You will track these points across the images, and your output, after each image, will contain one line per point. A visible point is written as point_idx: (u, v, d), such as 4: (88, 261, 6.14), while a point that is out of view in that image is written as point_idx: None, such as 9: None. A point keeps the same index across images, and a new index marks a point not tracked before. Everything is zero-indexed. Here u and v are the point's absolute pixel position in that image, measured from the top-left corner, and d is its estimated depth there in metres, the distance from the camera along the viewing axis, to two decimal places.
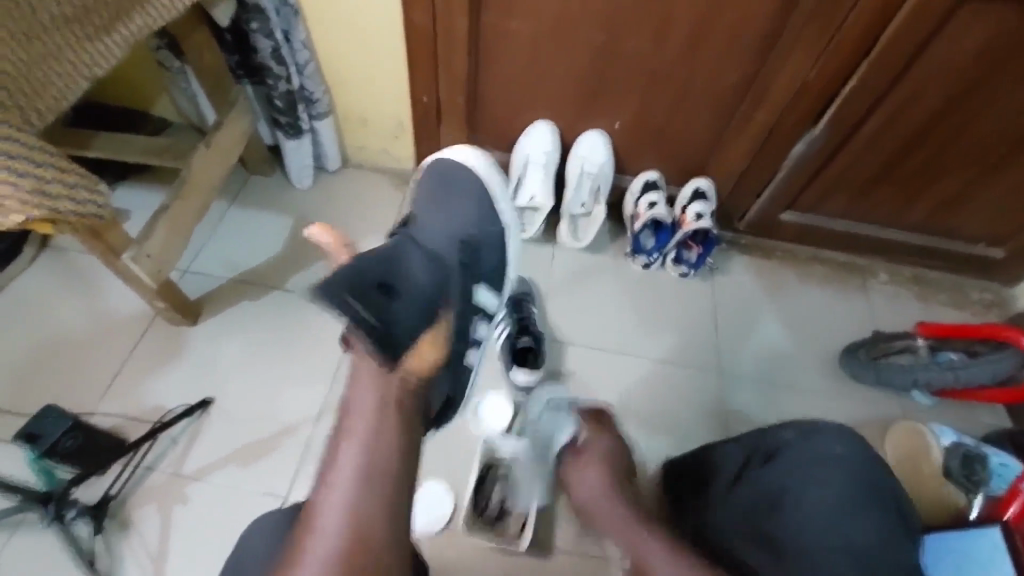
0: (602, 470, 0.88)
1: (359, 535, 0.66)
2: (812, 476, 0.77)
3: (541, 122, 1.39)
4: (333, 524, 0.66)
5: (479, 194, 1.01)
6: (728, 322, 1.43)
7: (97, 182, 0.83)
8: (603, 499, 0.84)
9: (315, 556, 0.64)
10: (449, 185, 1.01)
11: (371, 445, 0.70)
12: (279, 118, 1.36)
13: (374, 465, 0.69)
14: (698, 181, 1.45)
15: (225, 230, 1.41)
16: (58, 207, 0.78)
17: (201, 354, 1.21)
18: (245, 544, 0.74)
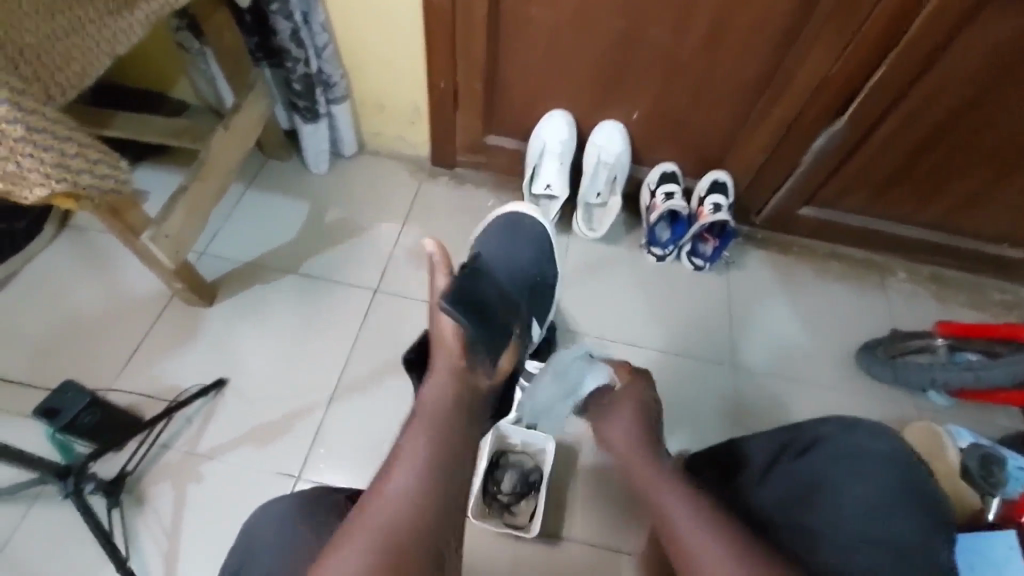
0: (633, 421, 0.83)
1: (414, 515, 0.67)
2: (851, 470, 0.73)
3: (559, 110, 1.37)
4: (394, 499, 0.68)
5: (537, 240, 1.17)
6: (743, 316, 1.41)
7: (118, 159, 0.83)
8: (634, 451, 0.78)
9: (371, 524, 0.66)
10: (514, 229, 1.16)
11: (436, 434, 0.74)
12: (296, 102, 1.35)
13: (434, 452, 0.72)
14: (717, 173, 1.43)
15: (242, 213, 1.42)
16: (78, 182, 0.78)
17: (216, 334, 1.22)
18: (256, 537, 0.76)
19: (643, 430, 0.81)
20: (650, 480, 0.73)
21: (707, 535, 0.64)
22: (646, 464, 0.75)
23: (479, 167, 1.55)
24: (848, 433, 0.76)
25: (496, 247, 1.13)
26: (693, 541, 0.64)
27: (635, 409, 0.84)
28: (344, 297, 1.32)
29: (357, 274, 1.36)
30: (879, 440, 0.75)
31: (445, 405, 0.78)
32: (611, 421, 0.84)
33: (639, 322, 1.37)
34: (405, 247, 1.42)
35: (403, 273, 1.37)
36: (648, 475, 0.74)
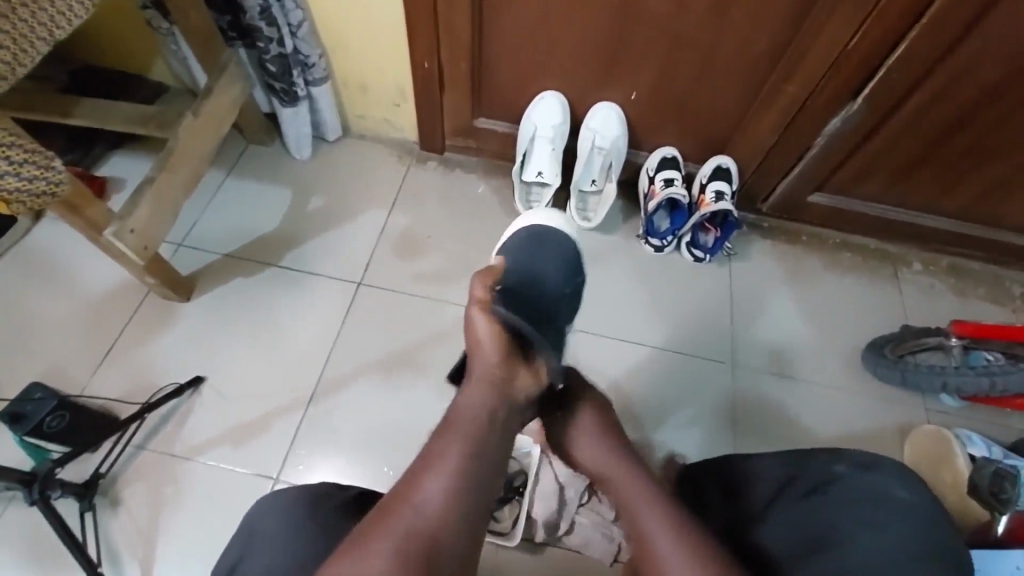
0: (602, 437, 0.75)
1: (441, 522, 0.60)
2: (868, 517, 0.66)
3: (551, 92, 1.29)
4: (425, 504, 0.60)
5: (569, 251, 1.05)
6: (744, 311, 1.34)
7: (50, 157, 0.79)
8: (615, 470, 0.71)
9: (399, 525, 0.58)
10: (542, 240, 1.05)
11: (473, 438, 0.66)
12: (274, 84, 1.28)
13: (469, 459, 0.64)
14: (720, 158, 1.34)
15: (221, 202, 1.37)
16: (2, 185, 0.75)
17: (194, 330, 1.19)
18: (258, 529, 0.68)
19: (611, 449, 0.74)
20: (632, 502, 0.67)
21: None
22: (634, 488, 0.68)
23: (469, 152, 1.48)
24: (864, 473, 0.70)
25: (527, 259, 1.00)
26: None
27: (601, 421, 0.77)
28: (326, 291, 1.27)
29: (340, 267, 1.30)
30: (884, 470, 0.69)
31: (479, 411, 0.69)
32: (578, 436, 0.76)
33: (634, 317, 1.31)
34: (390, 238, 1.36)
35: (388, 265, 1.32)
36: (636, 495, 0.68)
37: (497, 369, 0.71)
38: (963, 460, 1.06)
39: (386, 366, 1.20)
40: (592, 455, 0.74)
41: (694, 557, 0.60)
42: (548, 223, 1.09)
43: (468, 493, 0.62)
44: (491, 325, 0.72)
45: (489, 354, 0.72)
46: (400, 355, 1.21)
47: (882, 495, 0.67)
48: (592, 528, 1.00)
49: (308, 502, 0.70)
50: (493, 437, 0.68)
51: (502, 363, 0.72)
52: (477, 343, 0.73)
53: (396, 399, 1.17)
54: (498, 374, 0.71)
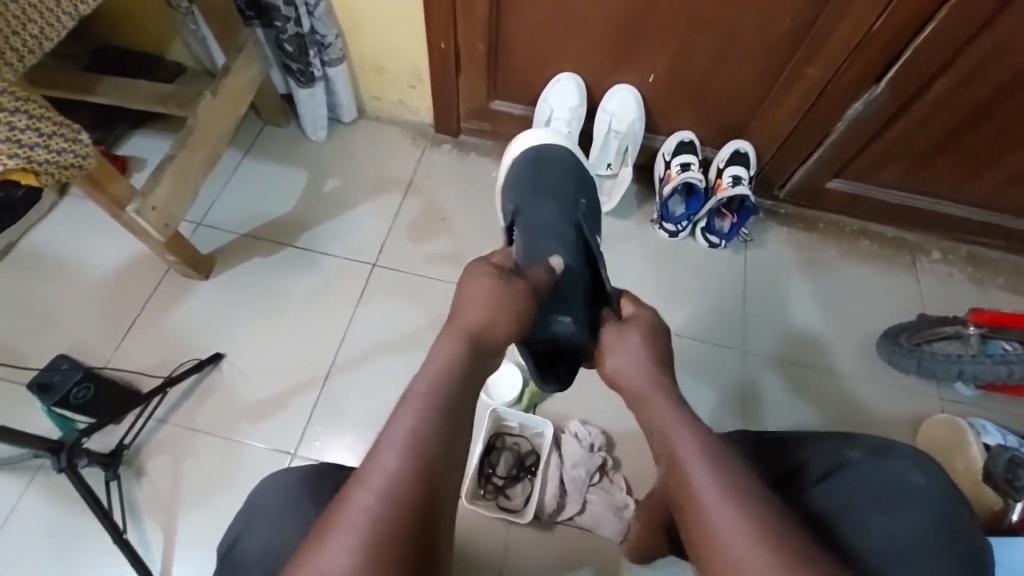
0: (647, 349, 0.77)
1: (401, 502, 0.56)
2: (882, 501, 0.67)
3: (567, 74, 1.28)
4: (388, 486, 0.56)
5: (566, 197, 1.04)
6: (758, 298, 1.34)
7: (77, 130, 0.80)
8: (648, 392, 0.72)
9: (362, 511, 0.55)
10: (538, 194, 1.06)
11: (428, 409, 0.62)
12: (290, 65, 1.29)
13: (427, 431, 0.60)
14: (738, 142, 1.32)
15: (239, 182, 1.38)
16: (32, 157, 0.76)
17: (213, 308, 1.21)
18: (257, 501, 0.70)
19: (654, 364, 0.75)
20: (667, 424, 0.67)
21: (728, 502, 0.57)
22: (664, 414, 0.68)
23: (483, 135, 1.48)
24: (877, 460, 0.70)
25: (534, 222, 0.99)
26: (712, 508, 0.57)
27: (644, 338, 0.78)
28: (341, 273, 1.28)
29: (356, 248, 1.32)
30: (903, 460, 0.70)
31: (437, 373, 0.66)
32: (615, 347, 0.78)
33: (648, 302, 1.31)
34: (405, 220, 1.37)
35: (403, 248, 1.33)
36: (666, 418, 0.68)
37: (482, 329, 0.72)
38: (977, 449, 1.06)
39: (400, 346, 1.21)
40: (633, 369, 0.75)
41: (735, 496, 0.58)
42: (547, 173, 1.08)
43: (428, 465, 0.59)
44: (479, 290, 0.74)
45: (478, 312, 0.72)
46: (415, 336, 1.23)
47: (897, 481, 0.68)
48: (603, 507, 1.01)
49: (325, 472, 0.71)
50: (452, 403, 0.64)
51: (499, 314, 0.73)
52: (470, 297, 0.74)
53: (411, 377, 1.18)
54: (499, 320, 0.73)
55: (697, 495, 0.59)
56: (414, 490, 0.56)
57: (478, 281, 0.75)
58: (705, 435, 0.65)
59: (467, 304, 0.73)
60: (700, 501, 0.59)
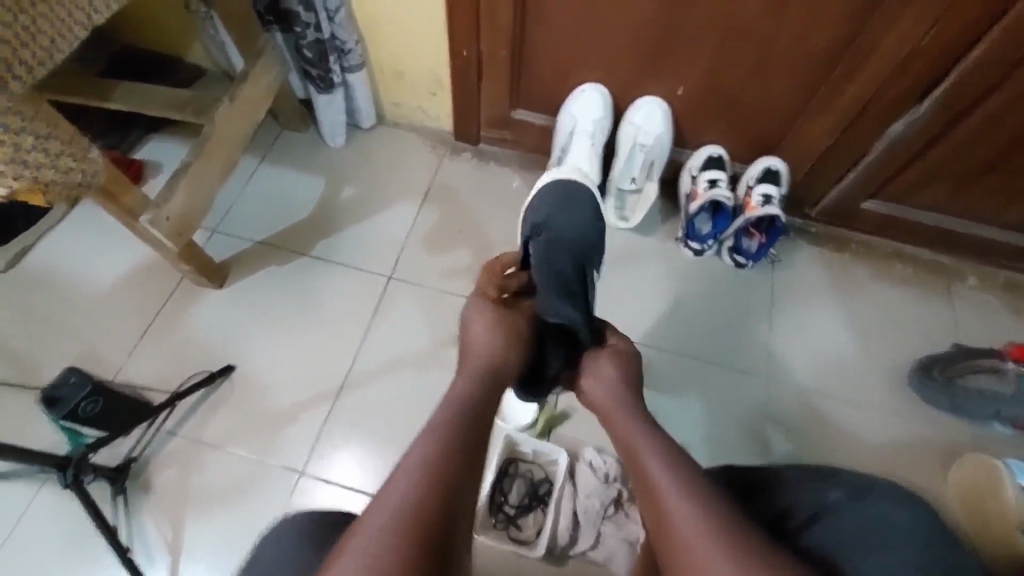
0: (620, 372, 0.84)
1: (418, 534, 0.52)
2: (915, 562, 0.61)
3: (593, 86, 1.23)
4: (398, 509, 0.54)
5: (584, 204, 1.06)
6: (784, 323, 1.28)
7: (87, 149, 0.83)
8: (615, 409, 0.78)
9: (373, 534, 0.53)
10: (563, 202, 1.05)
11: (442, 440, 0.60)
12: (309, 70, 1.26)
13: (439, 458, 0.58)
14: (771, 159, 1.25)
15: (255, 189, 1.36)
16: (40, 177, 0.80)
17: (226, 318, 1.20)
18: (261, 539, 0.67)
19: (624, 383, 0.82)
20: (635, 441, 0.71)
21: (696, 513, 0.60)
22: (643, 447, 0.69)
23: (504, 145, 1.43)
24: (856, 503, 0.66)
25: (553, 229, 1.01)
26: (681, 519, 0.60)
27: (615, 361, 0.85)
28: (356, 285, 1.26)
29: (372, 259, 1.29)
30: (883, 498, 0.66)
31: (448, 415, 0.64)
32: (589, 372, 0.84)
33: (669, 324, 1.27)
34: (421, 232, 1.34)
35: (417, 259, 1.30)
36: (637, 436, 0.71)
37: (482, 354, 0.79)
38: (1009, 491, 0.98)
39: (413, 363, 1.19)
40: (604, 395, 0.81)
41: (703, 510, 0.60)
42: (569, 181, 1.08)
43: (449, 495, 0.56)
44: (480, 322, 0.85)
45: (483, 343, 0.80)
46: (428, 352, 1.20)
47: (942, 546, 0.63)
48: (618, 542, 0.97)
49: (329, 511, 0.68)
50: (469, 436, 0.62)
51: (500, 348, 0.80)
52: (477, 329, 0.83)
53: (423, 396, 1.16)
54: (501, 355, 0.79)
55: (685, 531, 0.59)
56: (436, 519, 0.54)
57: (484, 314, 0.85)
58: (675, 450, 0.69)
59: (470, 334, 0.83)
60: (689, 539, 0.59)
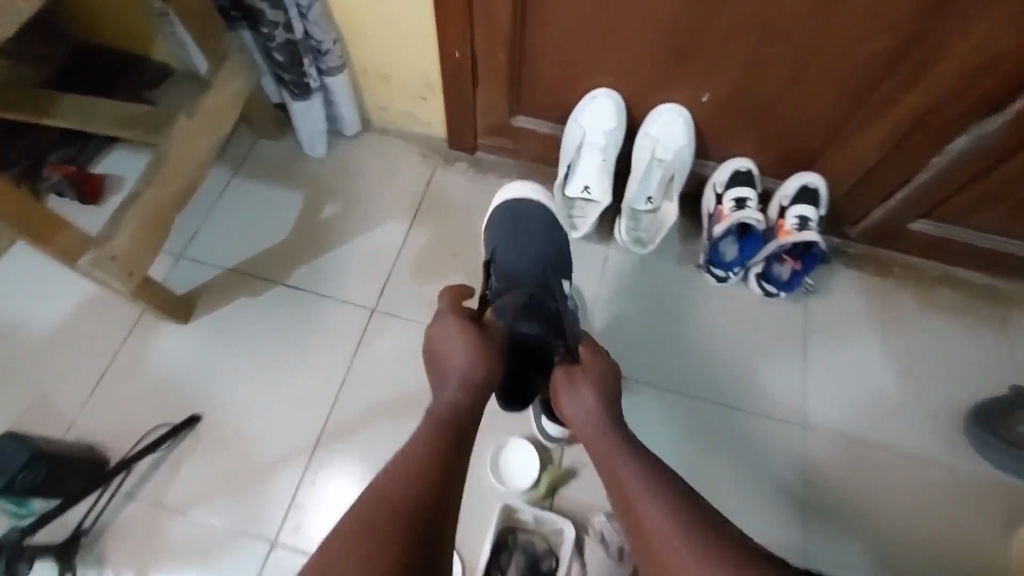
0: (597, 390, 0.80)
1: (408, 509, 0.62)
2: None
3: (604, 92, 1.07)
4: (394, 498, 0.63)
5: (546, 224, 1.07)
6: (817, 359, 1.14)
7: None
8: (590, 427, 0.78)
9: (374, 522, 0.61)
10: (517, 222, 1.06)
11: (426, 444, 0.69)
12: (282, 75, 1.11)
13: (421, 462, 0.67)
14: (808, 176, 1.10)
15: (226, 208, 1.23)
16: None
17: (192, 360, 1.07)
18: None
19: (602, 407, 0.78)
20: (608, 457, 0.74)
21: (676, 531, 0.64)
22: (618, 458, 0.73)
23: (504, 154, 1.28)
24: None
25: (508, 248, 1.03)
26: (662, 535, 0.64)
27: (591, 380, 0.81)
28: (337, 318, 1.14)
29: (356, 288, 1.16)
30: None
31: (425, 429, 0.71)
32: (566, 385, 0.82)
33: (687, 362, 1.13)
34: (411, 256, 1.21)
35: (406, 288, 1.18)
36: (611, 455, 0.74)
37: (465, 371, 0.78)
38: None
39: (401, 409, 1.06)
40: (578, 412, 0.80)
41: (685, 530, 0.64)
42: (520, 200, 1.09)
43: (431, 494, 0.64)
44: (455, 338, 0.81)
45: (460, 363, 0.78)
46: (417, 395, 1.08)
47: None
48: None
49: None
50: (447, 445, 0.69)
51: (477, 361, 0.79)
52: (452, 345, 0.81)
53: None
54: (479, 375, 0.78)
55: (658, 538, 0.65)
56: (414, 500, 0.63)
57: (461, 328, 0.82)
58: (650, 470, 0.71)
59: (447, 355, 0.80)
60: (663, 544, 0.64)
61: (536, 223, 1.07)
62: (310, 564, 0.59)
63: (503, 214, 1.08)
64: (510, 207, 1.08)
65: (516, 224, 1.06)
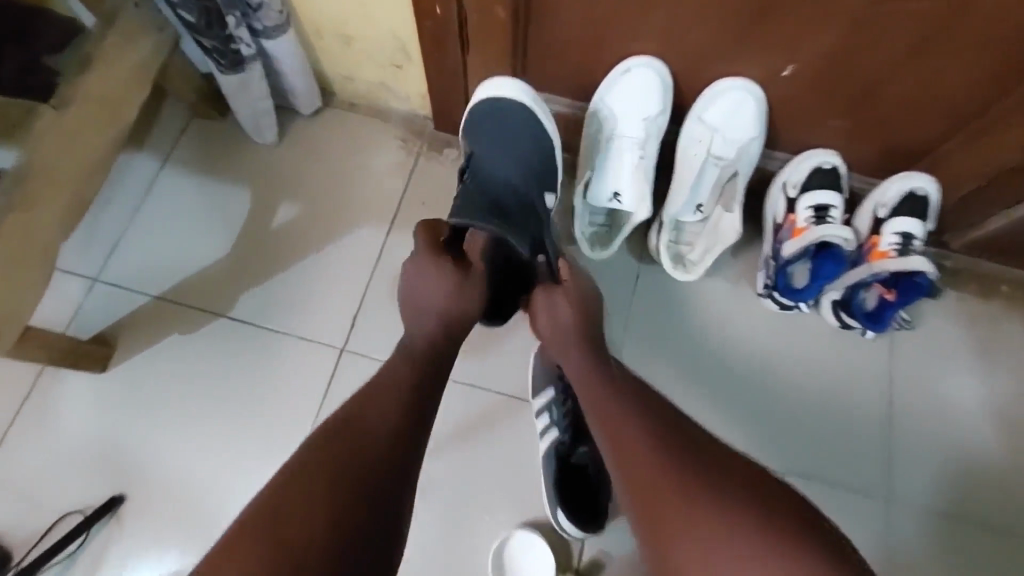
0: (575, 306, 0.71)
1: (365, 436, 0.57)
2: None
3: (646, 67, 0.78)
4: (352, 429, 0.57)
5: (534, 132, 0.82)
6: (901, 410, 0.91)
7: None
8: (571, 355, 0.68)
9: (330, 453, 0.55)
10: (497, 125, 0.81)
11: (389, 380, 0.63)
12: (199, 39, 0.81)
13: (381, 397, 0.61)
14: (918, 178, 0.82)
15: (151, 215, 0.96)
16: None
17: (115, 425, 0.87)
18: None
19: (577, 327, 0.69)
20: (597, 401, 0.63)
21: (682, 495, 0.54)
22: (606, 395, 0.63)
23: None
24: None
25: (485, 149, 0.81)
26: (670, 504, 0.54)
27: (568, 297, 0.71)
28: (296, 359, 0.91)
29: (318, 322, 0.92)
30: None
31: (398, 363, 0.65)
32: (544, 304, 0.72)
33: (733, 416, 0.90)
34: (388, 275, 0.95)
35: (383, 320, 0.93)
36: (603, 403, 0.62)
37: (437, 308, 0.69)
38: None
39: None
40: (559, 333, 0.70)
41: (695, 495, 0.54)
42: (501, 99, 0.81)
43: (401, 436, 0.59)
44: (420, 277, 0.70)
45: (430, 303, 0.69)
46: None
47: None
48: None
49: None
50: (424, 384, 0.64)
51: (449, 296, 0.70)
52: (424, 286, 0.70)
53: None
54: (448, 313, 0.69)
55: (655, 486, 0.55)
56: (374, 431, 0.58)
57: (437, 269, 0.70)
58: (646, 416, 0.60)
59: (417, 295, 0.70)
60: (659, 495, 0.55)
61: (525, 126, 0.82)
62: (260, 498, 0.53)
63: (480, 113, 0.82)
64: (491, 107, 0.81)
65: (500, 124, 0.81)
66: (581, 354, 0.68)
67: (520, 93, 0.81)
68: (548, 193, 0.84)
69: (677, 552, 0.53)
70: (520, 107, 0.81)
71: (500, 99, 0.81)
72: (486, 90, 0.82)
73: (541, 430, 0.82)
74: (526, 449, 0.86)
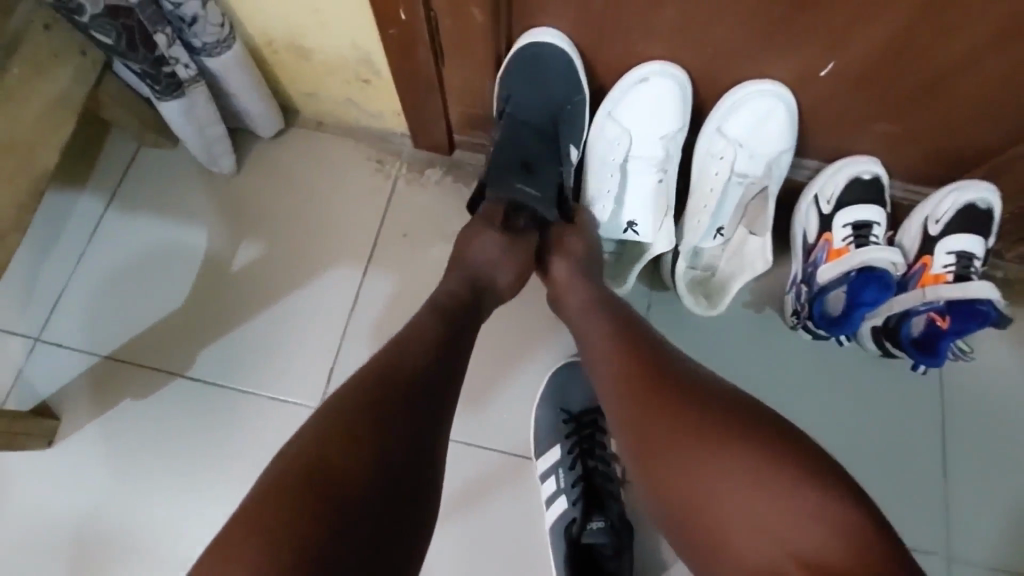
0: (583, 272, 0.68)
1: (367, 411, 0.49)
2: None
3: (664, 73, 0.67)
4: (345, 405, 0.49)
5: (574, 87, 0.70)
6: (957, 452, 0.79)
7: None
8: (581, 314, 0.64)
9: (332, 432, 0.47)
10: (535, 79, 0.70)
11: (393, 352, 0.55)
12: (125, 63, 0.68)
13: (378, 369, 0.53)
14: (980, 188, 0.69)
15: (97, 260, 0.85)
16: None
17: (67, 505, 0.78)
18: None
19: (588, 287, 0.66)
20: (602, 362, 0.59)
21: (700, 454, 0.49)
22: (611, 353, 0.58)
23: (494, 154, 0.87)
24: None
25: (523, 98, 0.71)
26: (691, 470, 0.49)
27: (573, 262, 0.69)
28: (268, 421, 0.80)
29: (290, 376, 0.82)
30: None
31: (400, 335, 0.58)
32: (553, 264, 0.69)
33: None
34: (368, 318, 0.84)
35: None
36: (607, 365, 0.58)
37: (469, 272, 0.68)
38: None
39: None
40: (567, 288, 0.67)
41: (713, 449, 0.49)
42: (541, 50, 0.67)
43: (404, 409, 0.51)
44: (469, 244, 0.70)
45: (472, 262, 0.69)
46: None
47: None
48: None
49: None
50: (431, 363, 0.55)
51: (492, 261, 0.69)
52: (471, 253, 0.69)
53: None
54: (485, 277, 0.68)
55: (669, 447, 0.51)
56: (376, 406, 0.49)
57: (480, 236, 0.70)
58: (651, 370, 0.55)
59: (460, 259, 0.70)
60: (674, 456, 0.50)
61: (565, 83, 0.70)
62: (249, 498, 0.45)
63: (518, 65, 0.69)
64: (529, 61, 0.68)
65: (523, 77, 0.70)
66: (587, 313, 0.64)
67: (558, 45, 0.67)
68: (571, 147, 0.74)
69: (708, 515, 0.48)
70: (562, 60, 0.68)
71: (542, 50, 0.67)
72: (531, 39, 0.67)
73: (547, 498, 0.74)
74: (531, 514, 0.76)
